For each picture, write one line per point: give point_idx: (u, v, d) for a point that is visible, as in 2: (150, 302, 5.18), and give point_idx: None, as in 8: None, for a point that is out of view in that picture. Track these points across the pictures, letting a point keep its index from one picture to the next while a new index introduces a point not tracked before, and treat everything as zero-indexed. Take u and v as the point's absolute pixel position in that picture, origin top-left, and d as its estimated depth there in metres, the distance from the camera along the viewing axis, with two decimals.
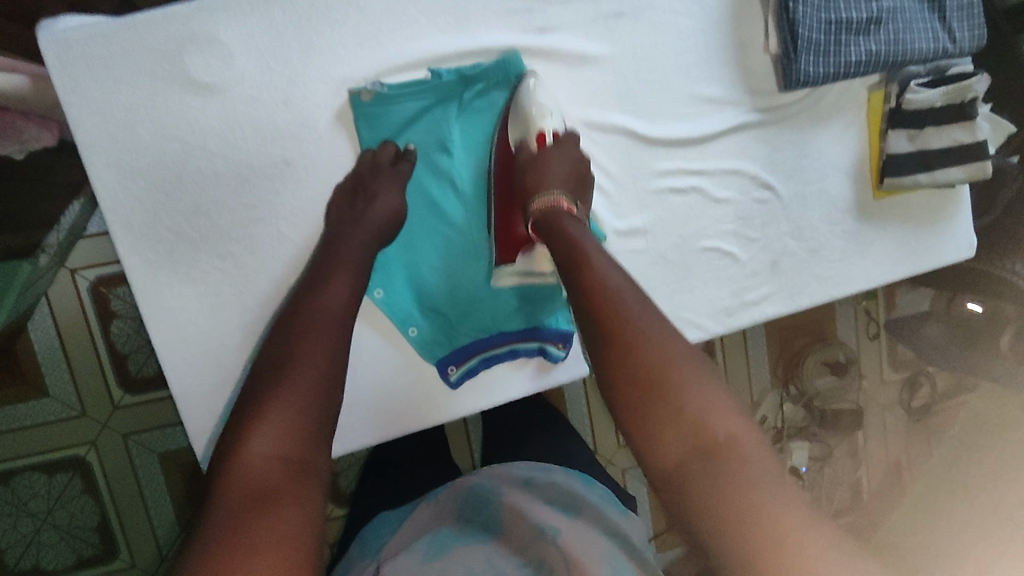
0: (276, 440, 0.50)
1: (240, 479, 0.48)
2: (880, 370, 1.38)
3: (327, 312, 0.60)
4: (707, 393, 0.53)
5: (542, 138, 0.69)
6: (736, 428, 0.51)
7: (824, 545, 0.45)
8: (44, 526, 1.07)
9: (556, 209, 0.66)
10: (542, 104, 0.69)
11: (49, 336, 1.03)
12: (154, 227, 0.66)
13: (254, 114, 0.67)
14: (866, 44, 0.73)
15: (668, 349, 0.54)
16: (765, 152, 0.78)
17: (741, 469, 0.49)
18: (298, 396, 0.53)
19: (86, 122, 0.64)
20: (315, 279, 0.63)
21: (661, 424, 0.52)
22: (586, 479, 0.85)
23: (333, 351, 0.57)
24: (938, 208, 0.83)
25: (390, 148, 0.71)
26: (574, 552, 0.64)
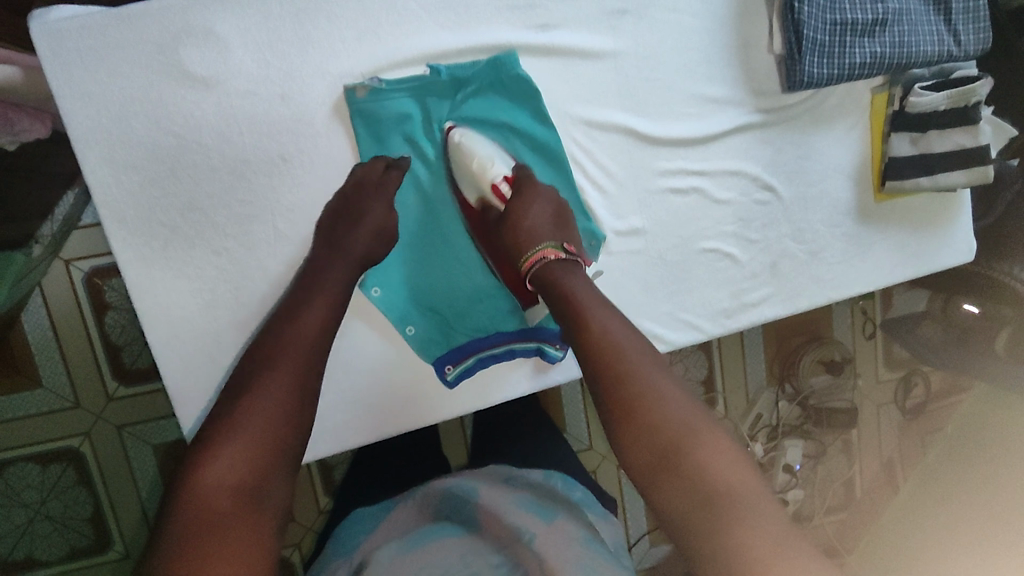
0: (234, 465, 0.52)
1: (197, 500, 0.50)
2: (875, 369, 1.38)
3: (301, 334, 0.61)
4: (705, 438, 0.55)
5: (499, 190, 0.71)
6: (735, 470, 0.54)
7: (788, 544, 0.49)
8: (38, 517, 1.07)
9: (545, 263, 0.68)
10: (479, 158, 0.70)
11: (42, 327, 1.03)
12: (149, 222, 0.65)
13: (251, 108, 0.66)
14: (871, 46, 0.73)
15: (666, 400, 0.57)
16: (767, 154, 0.77)
17: (741, 512, 0.51)
18: (263, 421, 0.55)
19: (78, 115, 0.62)
20: (296, 299, 0.64)
21: (664, 474, 0.54)
22: (569, 480, 0.85)
23: (302, 378, 0.59)
24: (939, 212, 0.83)
25: (380, 163, 0.70)
26: (549, 558, 0.65)
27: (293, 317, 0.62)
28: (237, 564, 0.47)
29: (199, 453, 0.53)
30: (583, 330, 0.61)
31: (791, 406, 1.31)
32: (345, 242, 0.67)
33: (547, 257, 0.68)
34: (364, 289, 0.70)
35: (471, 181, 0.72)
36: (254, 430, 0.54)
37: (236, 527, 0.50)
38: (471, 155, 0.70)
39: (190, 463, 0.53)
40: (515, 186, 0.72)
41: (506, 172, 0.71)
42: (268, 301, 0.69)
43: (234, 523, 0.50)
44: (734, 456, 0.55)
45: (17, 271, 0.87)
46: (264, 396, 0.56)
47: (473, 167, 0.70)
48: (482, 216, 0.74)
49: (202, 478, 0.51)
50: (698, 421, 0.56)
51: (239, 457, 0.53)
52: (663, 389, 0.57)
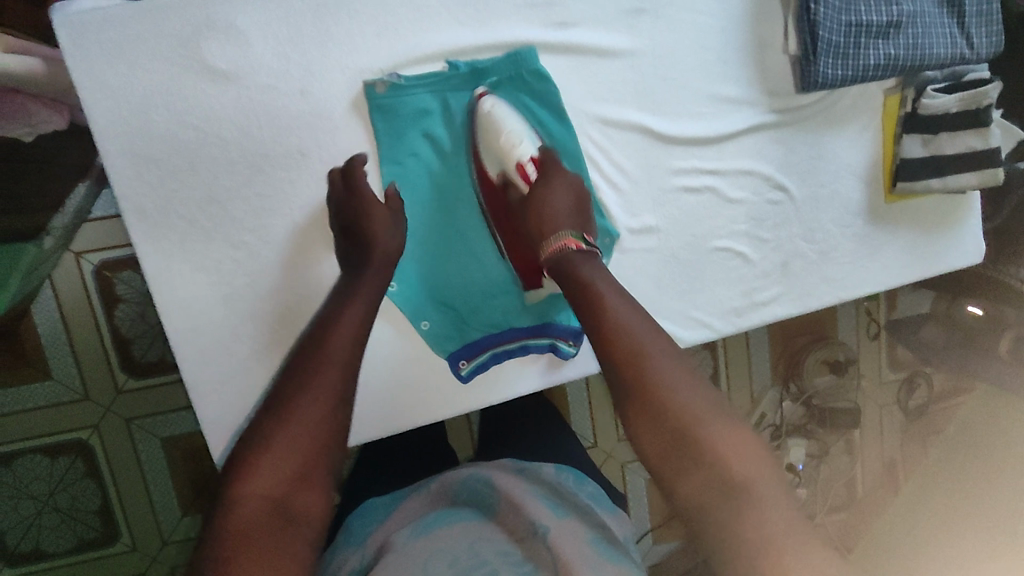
0: (274, 479, 0.53)
1: (235, 513, 0.51)
2: (880, 371, 1.39)
3: (336, 346, 0.61)
4: (718, 427, 0.56)
5: (523, 170, 0.71)
6: (749, 460, 0.54)
7: (803, 540, 0.50)
8: (46, 508, 1.08)
9: (565, 251, 0.67)
10: (508, 133, 0.70)
11: (52, 319, 1.03)
12: (167, 214, 0.65)
13: (271, 102, 0.66)
14: (885, 48, 0.73)
15: (680, 390, 0.57)
16: (780, 154, 0.78)
17: (754, 502, 0.52)
18: (302, 434, 0.56)
19: (98, 107, 0.62)
20: (332, 308, 0.64)
21: (680, 463, 0.55)
22: (578, 475, 0.86)
23: (340, 391, 0.59)
24: (948, 213, 0.84)
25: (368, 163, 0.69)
26: (563, 550, 0.65)
27: (328, 329, 0.62)
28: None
29: (241, 467, 0.54)
30: (598, 320, 0.61)
31: (796, 406, 1.32)
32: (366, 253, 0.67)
33: (569, 245, 0.67)
34: None
35: (496, 155, 0.72)
36: (293, 444, 0.55)
37: (278, 538, 0.50)
38: (501, 129, 0.70)
39: (233, 478, 0.54)
40: (541, 169, 0.71)
41: (533, 153, 0.71)
42: (285, 295, 0.70)
43: (276, 535, 0.51)
44: (747, 445, 0.55)
45: (29, 261, 0.84)
46: (303, 410, 0.57)
47: (502, 142, 0.70)
48: (503, 193, 0.73)
49: (243, 491, 0.52)
50: (712, 411, 0.57)
51: (279, 470, 0.54)
52: (678, 378, 0.58)
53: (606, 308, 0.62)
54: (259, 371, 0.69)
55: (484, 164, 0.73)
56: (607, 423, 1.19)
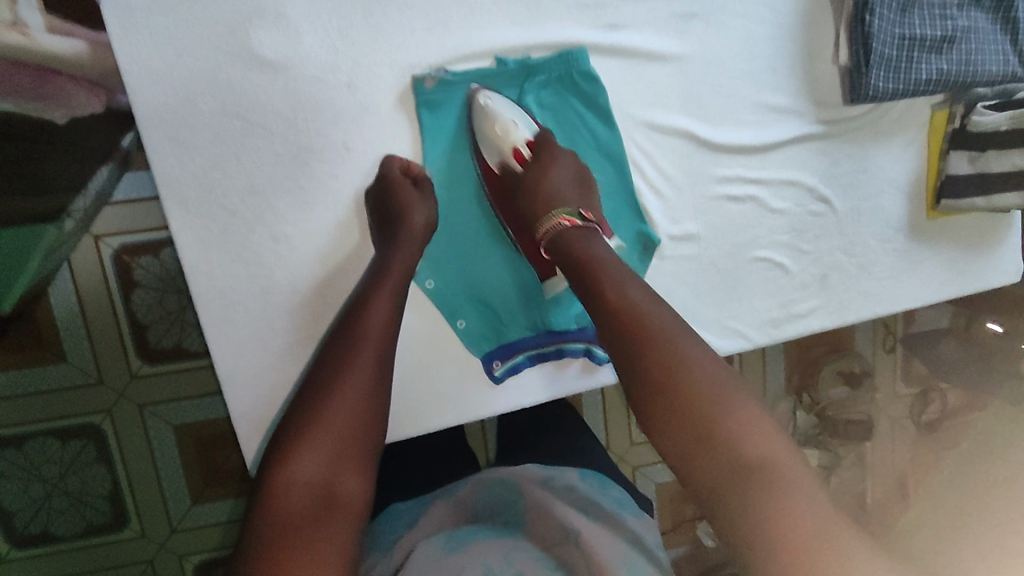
0: (313, 467, 0.53)
1: (278, 503, 0.51)
2: (893, 384, 1.35)
3: (369, 333, 0.60)
4: (741, 404, 0.50)
5: (521, 154, 0.69)
6: (774, 443, 0.48)
7: (840, 532, 0.43)
8: (55, 491, 1.07)
9: (560, 229, 0.66)
10: (505, 120, 0.68)
11: (69, 302, 1.02)
12: (209, 204, 0.64)
13: (318, 95, 0.65)
14: (937, 62, 0.72)
15: (695, 366, 0.52)
16: (824, 166, 0.77)
17: (780, 486, 0.45)
18: (339, 421, 0.55)
19: (144, 93, 0.61)
20: (359, 301, 0.63)
21: (695, 448, 0.49)
22: (602, 480, 0.83)
23: (375, 377, 0.58)
24: (987, 232, 0.84)
25: (397, 160, 0.68)
26: (600, 557, 0.64)
27: (359, 316, 0.62)
28: (317, 558, 0.48)
29: (281, 455, 0.54)
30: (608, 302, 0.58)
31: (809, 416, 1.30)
32: (406, 248, 0.66)
33: (563, 222, 0.66)
34: (418, 281, 0.71)
35: (492, 143, 0.69)
36: (329, 431, 0.54)
37: (321, 524, 0.50)
38: (496, 116, 0.68)
39: (274, 466, 0.53)
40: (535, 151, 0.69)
41: (529, 137, 0.69)
42: (323, 290, 0.69)
43: (317, 522, 0.50)
44: (769, 427, 0.49)
45: (50, 242, 0.85)
46: (338, 397, 0.56)
47: (497, 129, 0.68)
48: (502, 180, 0.71)
49: (283, 481, 0.52)
50: (729, 387, 0.51)
51: (318, 457, 0.53)
52: (693, 354, 0.53)
53: (617, 287, 0.58)
54: (294, 366, 0.68)
55: (482, 153, 0.70)
56: (619, 427, 1.18)
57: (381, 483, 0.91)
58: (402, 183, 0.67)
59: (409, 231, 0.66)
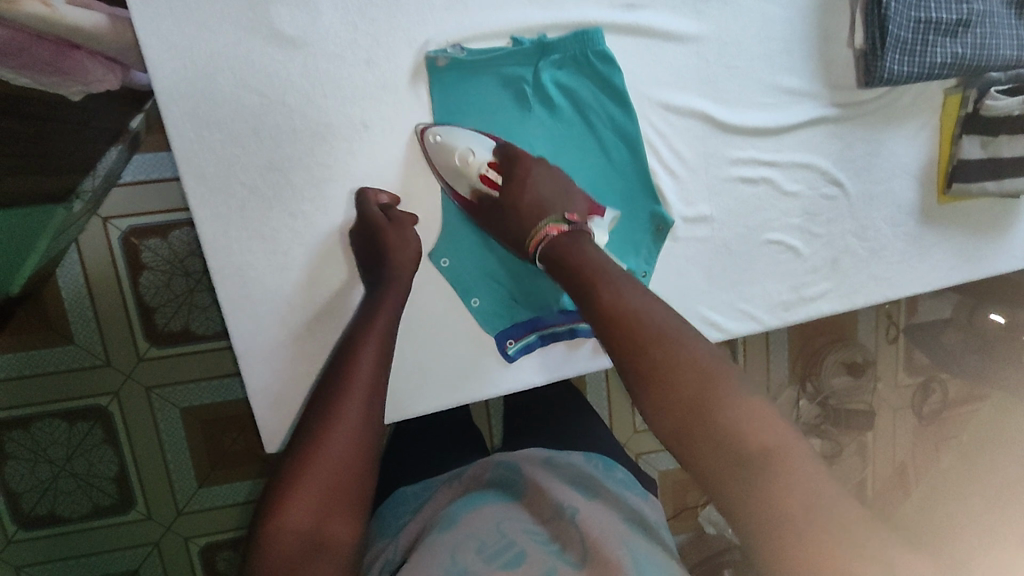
0: (302, 513, 0.53)
1: (270, 554, 0.51)
2: (895, 373, 1.36)
3: (360, 374, 0.60)
4: (734, 386, 0.51)
5: (488, 178, 0.69)
6: (780, 433, 0.49)
7: (839, 508, 0.45)
8: (62, 473, 1.07)
9: (551, 239, 0.65)
10: (460, 153, 0.68)
11: (77, 284, 1.02)
12: (228, 179, 0.64)
13: (336, 72, 0.65)
14: (952, 46, 0.73)
15: (695, 365, 0.53)
16: (837, 149, 0.77)
17: (786, 474, 0.46)
18: (328, 460, 0.55)
19: (164, 67, 0.61)
20: (352, 341, 0.63)
21: (692, 434, 0.50)
22: (607, 462, 0.82)
23: (365, 419, 0.58)
24: (997, 217, 0.84)
25: (371, 194, 0.68)
26: (592, 533, 0.62)
27: (351, 353, 0.62)
28: None
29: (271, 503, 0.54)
30: (610, 301, 0.58)
31: (811, 405, 1.31)
32: (389, 290, 0.66)
33: (551, 232, 0.66)
34: (434, 259, 0.71)
35: (456, 176, 0.69)
36: (318, 474, 0.54)
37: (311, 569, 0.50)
38: (452, 151, 0.68)
39: (265, 513, 0.54)
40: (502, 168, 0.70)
41: (490, 159, 0.69)
42: (340, 267, 0.69)
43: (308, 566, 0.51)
44: (769, 414, 0.50)
45: (59, 223, 0.84)
46: (326, 441, 0.56)
47: (458, 162, 0.68)
48: (478, 207, 0.71)
49: (272, 530, 0.52)
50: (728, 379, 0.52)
51: (305, 507, 0.53)
52: (694, 351, 0.53)
53: (611, 290, 0.59)
54: (310, 343, 0.69)
55: (450, 185, 0.70)
56: (623, 412, 1.18)
57: (390, 463, 0.92)
58: (381, 224, 0.66)
59: (393, 267, 0.67)
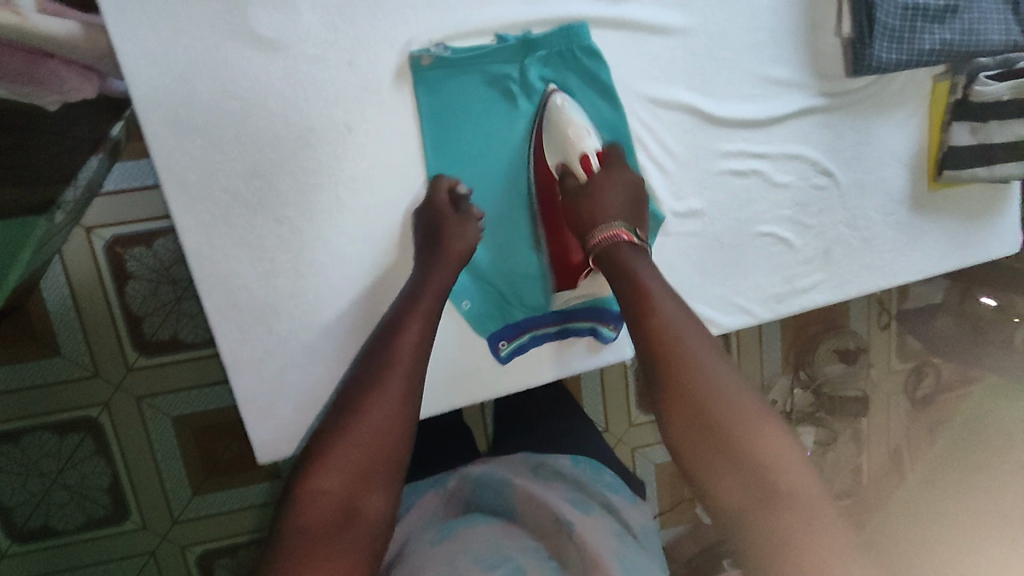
0: (340, 476, 0.55)
1: (307, 511, 0.54)
2: (888, 360, 1.36)
3: (404, 347, 0.62)
4: (754, 412, 0.55)
5: (586, 161, 0.68)
6: (791, 464, 0.53)
7: (831, 540, 0.49)
8: (54, 486, 1.05)
9: (616, 242, 0.66)
10: (576, 127, 0.68)
11: (62, 295, 1.00)
12: (211, 187, 0.63)
13: (318, 74, 0.64)
14: (940, 32, 0.73)
15: (724, 395, 0.55)
16: (827, 139, 0.77)
17: (790, 509, 0.51)
18: (368, 430, 0.57)
19: (140, 74, 0.59)
20: (400, 310, 0.65)
21: (712, 457, 0.54)
22: (596, 465, 0.80)
23: (403, 400, 0.59)
24: (989, 203, 0.84)
25: (445, 181, 0.69)
26: (592, 546, 0.61)
27: (399, 322, 0.63)
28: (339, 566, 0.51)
29: (308, 467, 0.56)
30: (648, 320, 0.59)
31: (805, 393, 1.31)
32: (440, 273, 0.67)
33: (620, 236, 0.66)
34: None
35: (559, 145, 0.70)
36: (360, 440, 0.57)
37: (343, 534, 0.53)
38: (568, 122, 0.68)
39: (302, 475, 0.56)
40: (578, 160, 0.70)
41: (597, 150, 0.69)
42: (329, 272, 0.68)
43: (339, 537, 0.53)
44: (784, 445, 0.54)
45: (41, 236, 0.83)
46: (370, 408, 0.58)
47: (568, 132, 0.69)
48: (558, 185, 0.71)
49: (311, 488, 0.55)
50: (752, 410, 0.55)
51: (342, 472, 0.55)
52: (723, 378, 0.56)
53: (653, 301, 0.60)
54: (301, 350, 0.68)
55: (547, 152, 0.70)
56: (619, 408, 1.17)
57: None
58: (446, 213, 0.67)
59: (446, 256, 0.67)
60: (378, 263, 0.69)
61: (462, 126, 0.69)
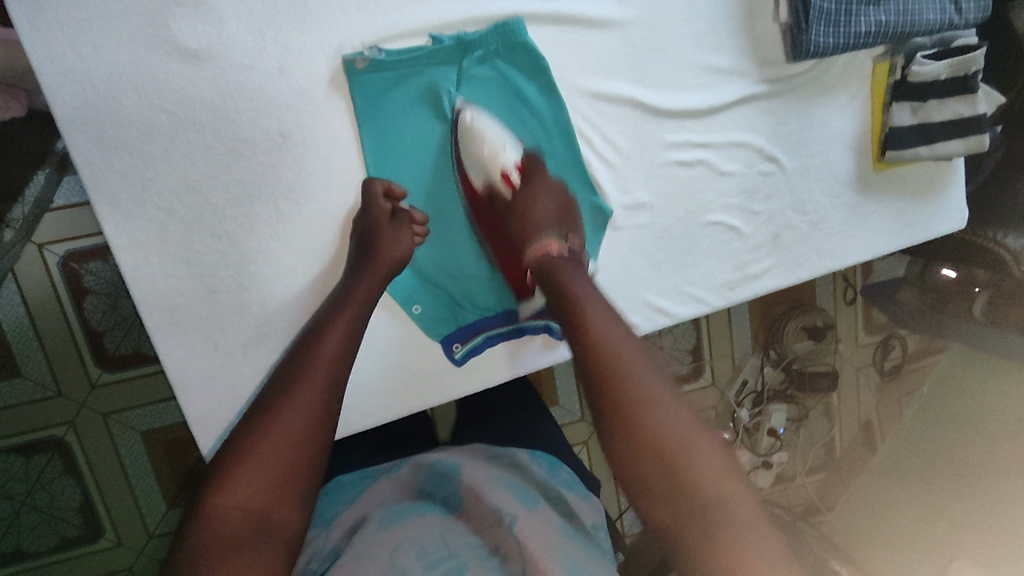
0: (247, 492, 0.54)
1: (210, 528, 0.52)
2: (856, 334, 1.38)
3: (321, 361, 0.61)
4: (676, 414, 0.53)
5: (508, 176, 0.71)
6: (711, 457, 0.51)
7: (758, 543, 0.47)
8: (24, 508, 1.03)
9: (548, 257, 0.67)
10: (491, 144, 0.69)
11: (17, 314, 0.97)
12: (144, 205, 0.62)
13: (247, 84, 0.62)
14: (875, 14, 0.73)
15: (672, 436, 0.52)
16: (771, 125, 0.77)
17: (716, 509, 0.49)
18: (280, 443, 0.56)
19: (60, 93, 0.58)
20: (319, 323, 0.64)
21: (641, 453, 0.51)
22: (551, 462, 0.80)
23: (317, 415, 0.59)
24: (934, 181, 0.85)
25: (380, 184, 0.68)
26: (531, 546, 0.61)
27: (316, 338, 0.63)
28: None
29: (215, 481, 0.55)
30: (598, 367, 0.56)
31: (776, 370, 1.32)
32: (370, 278, 0.66)
33: (551, 251, 0.67)
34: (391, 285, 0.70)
35: (480, 165, 0.70)
36: (271, 454, 0.56)
37: (249, 547, 0.51)
38: (484, 140, 0.69)
39: (207, 490, 0.55)
40: (524, 172, 0.72)
41: (517, 159, 0.71)
42: (274, 286, 0.67)
43: (242, 551, 0.51)
44: (709, 447, 0.52)
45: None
46: (283, 422, 0.57)
47: (486, 150, 0.69)
48: (488, 202, 0.72)
49: (217, 505, 0.53)
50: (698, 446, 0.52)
51: (251, 487, 0.54)
52: (668, 418, 0.53)
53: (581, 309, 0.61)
54: (250, 365, 0.67)
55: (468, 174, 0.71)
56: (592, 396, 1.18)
57: None
58: (381, 219, 0.67)
59: (377, 265, 0.66)
60: (324, 275, 0.69)
61: (401, 129, 0.68)
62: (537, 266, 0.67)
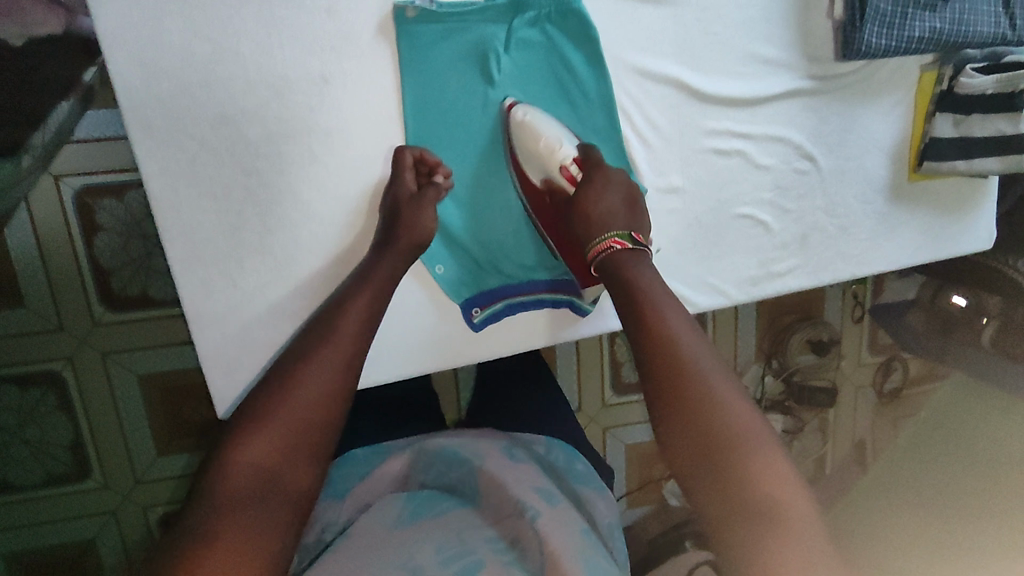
0: (261, 451, 0.53)
1: (222, 482, 0.51)
2: (858, 352, 1.38)
3: (343, 331, 0.61)
4: (721, 387, 0.54)
5: (568, 171, 0.69)
6: (755, 432, 0.52)
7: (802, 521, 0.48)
8: (14, 440, 1.02)
9: (612, 252, 0.65)
10: (546, 140, 0.67)
11: (28, 244, 0.95)
12: (176, 133, 0.61)
13: (294, 21, 0.61)
14: (930, 20, 0.73)
15: (720, 409, 0.53)
16: (812, 123, 0.76)
17: (757, 483, 0.49)
18: (297, 405, 0.56)
19: (105, 8, 0.57)
20: (342, 296, 0.64)
21: (677, 420, 0.53)
22: (570, 452, 0.79)
23: (339, 377, 0.59)
24: (966, 198, 0.85)
25: (409, 154, 0.66)
26: (552, 542, 0.59)
27: (340, 309, 0.63)
28: (247, 535, 0.48)
29: (229, 438, 0.55)
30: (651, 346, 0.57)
31: (776, 380, 1.31)
32: (395, 253, 0.66)
33: (615, 245, 0.66)
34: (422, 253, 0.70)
35: (537, 162, 0.69)
36: (288, 415, 0.55)
37: (260, 505, 0.51)
38: (539, 134, 0.67)
39: (224, 448, 0.54)
40: (586, 167, 0.69)
41: (575, 154, 0.69)
42: (299, 231, 0.66)
43: (241, 511, 0.50)
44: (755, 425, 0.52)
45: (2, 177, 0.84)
46: (301, 385, 0.57)
47: (541, 146, 0.68)
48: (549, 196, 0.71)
49: (231, 461, 0.53)
50: (749, 426, 0.52)
51: (266, 446, 0.53)
52: (720, 396, 0.53)
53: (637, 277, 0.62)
54: (267, 308, 0.66)
55: (524, 171, 0.70)
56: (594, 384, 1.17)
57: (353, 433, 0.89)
58: (404, 190, 0.66)
59: (398, 242, 0.66)
60: (351, 226, 0.68)
61: (446, 86, 0.67)
62: (602, 260, 0.66)
